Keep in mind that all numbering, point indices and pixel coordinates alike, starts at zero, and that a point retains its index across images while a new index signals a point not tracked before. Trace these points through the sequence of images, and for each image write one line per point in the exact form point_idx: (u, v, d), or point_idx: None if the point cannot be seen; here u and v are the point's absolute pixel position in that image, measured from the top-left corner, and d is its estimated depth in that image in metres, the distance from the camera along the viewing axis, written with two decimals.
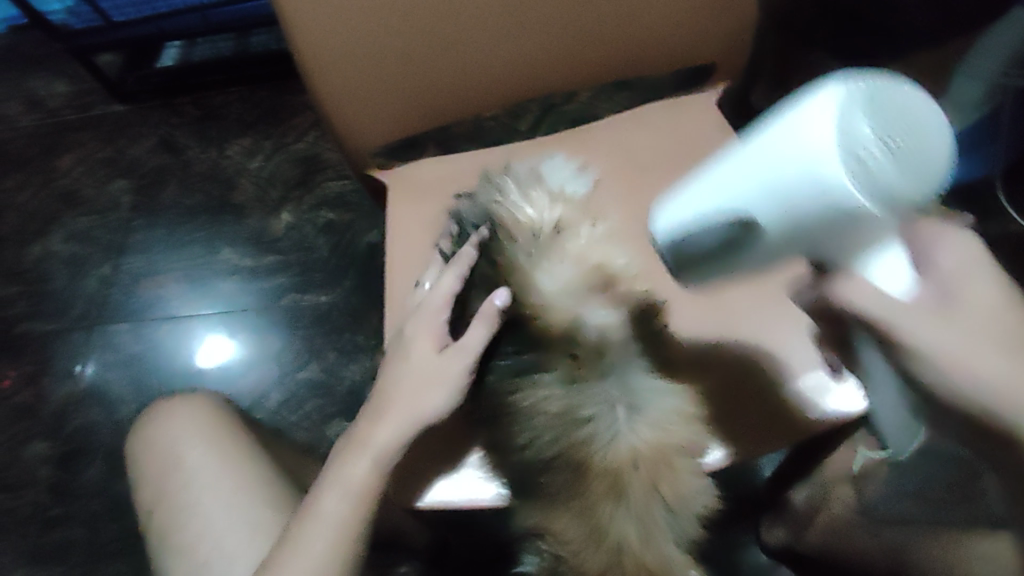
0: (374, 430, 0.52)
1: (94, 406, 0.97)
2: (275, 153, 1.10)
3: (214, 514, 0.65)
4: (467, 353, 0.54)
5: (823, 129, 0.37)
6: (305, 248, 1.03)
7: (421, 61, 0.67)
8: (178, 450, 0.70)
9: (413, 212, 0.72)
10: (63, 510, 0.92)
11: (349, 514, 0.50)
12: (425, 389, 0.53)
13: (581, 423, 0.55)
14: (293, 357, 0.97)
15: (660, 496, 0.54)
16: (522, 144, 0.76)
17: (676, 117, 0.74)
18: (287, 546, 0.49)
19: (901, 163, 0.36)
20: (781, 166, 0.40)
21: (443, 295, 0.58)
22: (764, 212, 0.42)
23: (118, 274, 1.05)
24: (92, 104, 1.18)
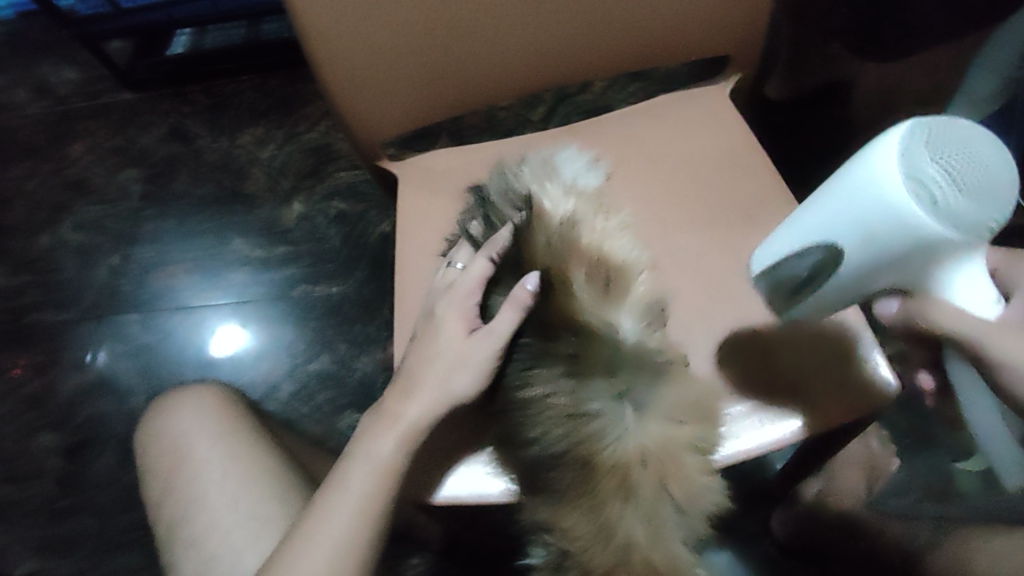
0: (403, 407, 0.53)
1: (104, 396, 0.97)
2: (287, 143, 1.08)
3: (224, 509, 0.63)
4: (494, 339, 0.52)
5: (887, 166, 0.37)
6: (316, 238, 1.02)
7: (429, 52, 0.65)
8: (187, 443, 0.67)
9: (423, 206, 0.72)
10: (72, 501, 0.92)
11: (373, 491, 0.51)
12: (451, 371, 0.53)
13: (589, 418, 0.51)
14: (303, 348, 0.96)
15: (670, 494, 0.51)
16: (534, 135, 0.75)
17: (693, 114, 0.73)
18: (307, 524, 0.50)
19: (971, 195, 0.35)
20: (857, 201, 0.39)
21: (475, 277, 0.56)
22: (848, 247, 0.42)
23: (128, 264, 1.04)
24: (102, 92, 1.17)
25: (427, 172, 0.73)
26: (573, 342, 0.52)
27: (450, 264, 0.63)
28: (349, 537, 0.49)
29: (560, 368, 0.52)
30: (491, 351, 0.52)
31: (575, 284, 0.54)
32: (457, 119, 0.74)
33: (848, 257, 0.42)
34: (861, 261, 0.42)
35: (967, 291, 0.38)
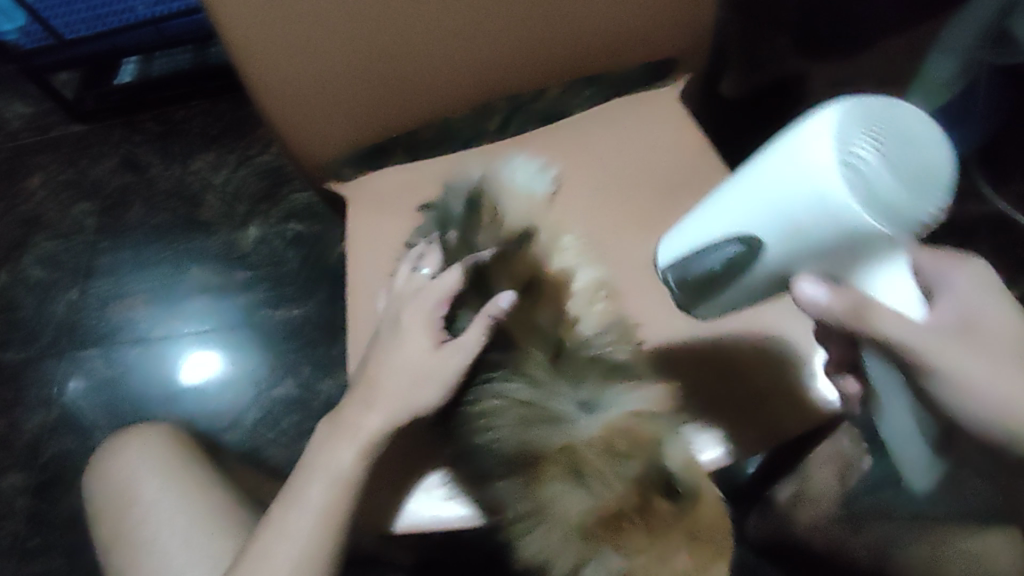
0: (364, 416, 0.49)
1: (67, 434, 0.95)
2: (241, 167, 1.07)
3: (173, 549, 0.61)
4: (464, 352, 0.50)
5: (819, 151, 0.34)
6: (275, 261, 1.00)
7: (373, 69, 0.62)
8: (133, 488, 0.65)
9: (375, 229, 0.70)
10: (40, 542, 0.90)
11: (333, 505, 0.46)
12: (415, 384, 0.49)
13: (543, 423, 0.51)
14: (268, 373, 0.94)
15: (620, 470, 0.49)
16: (487, 147, 0.73)
17: (643, 116, 0.71)
18: (269, 534, 0.46)
19: (923, 189, 0.33)
20: (782, 190, 0.37)
21: (444, 290, 0.52)
22: (775, 235, 0.39)
23: (85, 298, 1.03)
24: (51, 125, 1.15)
25: (375, 194, 0.71)
26: (538, 356, 0.53)
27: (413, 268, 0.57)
28: (307, 550, 0.45)
29: (518, 377, 0.53)
30: (461, 366, 0.50)
31: (534, 290, 0.55)
32: (412, 133, 0.71)
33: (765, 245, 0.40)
34: (783, 251, 0.40)
35: (898, 294, 0.39)
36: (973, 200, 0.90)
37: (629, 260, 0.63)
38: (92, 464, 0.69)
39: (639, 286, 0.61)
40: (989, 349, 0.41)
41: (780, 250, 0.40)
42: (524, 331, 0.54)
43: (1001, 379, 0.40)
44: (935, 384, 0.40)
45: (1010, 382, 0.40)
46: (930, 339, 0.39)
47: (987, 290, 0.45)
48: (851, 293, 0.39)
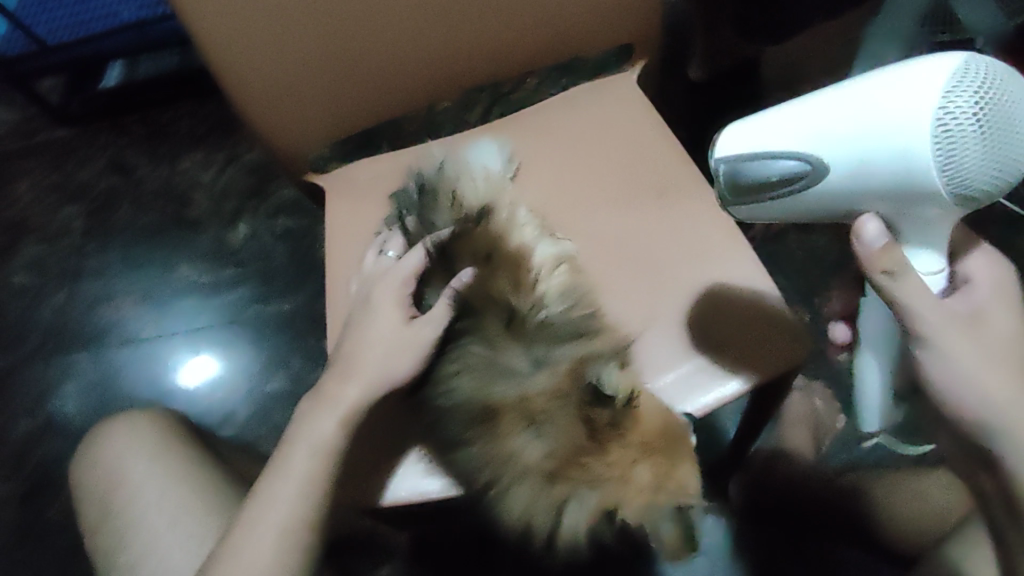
0: (343, 388, 0.50)
1: (56, 438, 0.95)
2: (228, 165, 1.08)
3: (166, 526, 0.61)
4: (435, 324, 0.53)
5: (930, 94, 0.37)
6: (264, 256, 1.01)
7: (333, 58, 0.61)
8: (123, 469, 0.65)
9: (351, 220, 0.69)
10: (30, 549, 0.90)
11: (317, 471, 0.47)
12: (390, 354, 0.51)
13: (497, 378, 0.55)
14: (259, 369, 0.95)
15: (573, 406, 0.52)
16: (457, 137, 0.71)
17: (613, 100, 0.69)
18: (256, 499, 0.47)
19: (1009, 160, 0.37)
20: (875, 122, 0.39)
21: (411, 269, 0.56)
22: (843, 162, 0.40)
23: (73, 301, 1.03)
24: (35, 130, 1.16)
25: (353, 182, 0.70)
26: (495, 322, 0.56)
27: (380, 252, 0.61)
28: (291, 514, 0.46)
29: (471, 334, 0.56)
30: (431, 338, 0.53)
31: (497, 259, 0.58)
32: (390, 122, 0.71)
33: (830, 168, 0.41)
34: (845, 183, 0.41)
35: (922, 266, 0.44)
36: None
37: (605, 241, 0.62)
38: (78, 452, 0.69)
39: (605, 258, 0.61)
40: (992, 346, 0.42)
41: (845, 177, 0.41)
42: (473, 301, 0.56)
43: (999, 378, 0.41)
44: (929, 358, 0.42)
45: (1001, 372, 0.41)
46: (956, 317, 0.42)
47: (1005, 295, 0.44)
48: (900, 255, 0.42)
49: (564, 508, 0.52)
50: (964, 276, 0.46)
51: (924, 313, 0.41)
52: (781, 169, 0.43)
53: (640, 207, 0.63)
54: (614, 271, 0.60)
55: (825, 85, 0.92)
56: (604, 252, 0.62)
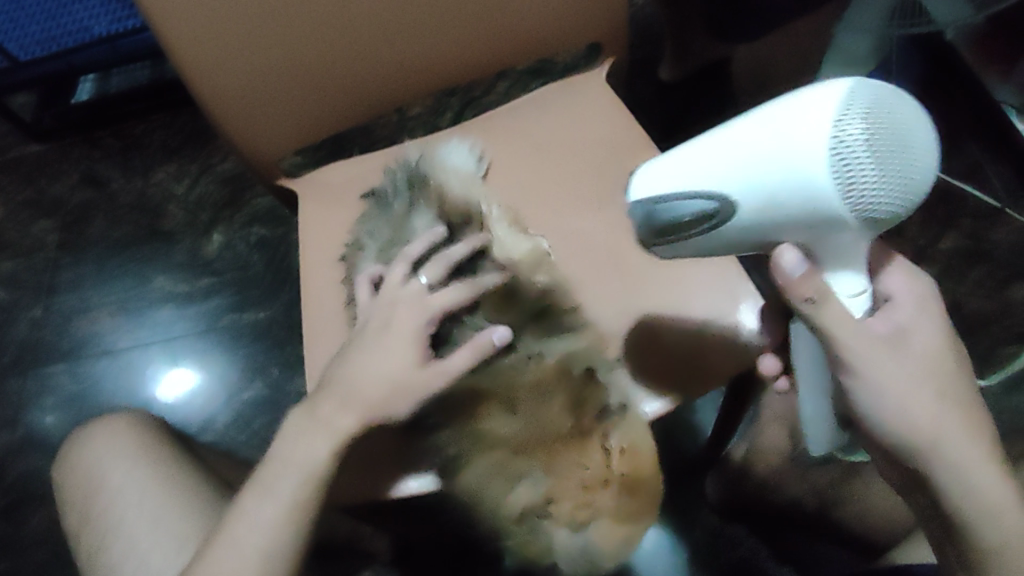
0: (342, 416, 0.48)
1: (35, 451, 0.94)
2: (201, 176, 1.08)
3: (143, 529, 0.60)
4: (442, 373, 0.49)
5: (819, 125, 0.37)
6: (240, 266, 1.01)
7: (301, 63, 0.61)
8: (98, 473, 0.64)
9: (321, 227, 0.67)
10: (11, 563, 0.89)
11: (299, 492, 0.46)
12: (393, 394, 0.48)
13: (484, 364, 0.53)
14: (237, 377, 0.95)
15: (558, 397, 0.51)
16: (426, 138, 0.69)
17: (584, 106, 0.68)
18: (239, 512, 0.46)
19: (905, 182, 0.37)
20: (773, 157, 0.39)
21: (438, 307, 0.51)
22: (750, 198, 0.41)
23: (49, 315, 1.03)
24: (9, 146, 1.15)
25: (325, 187, 0.69)
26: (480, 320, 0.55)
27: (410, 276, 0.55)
28: (276, 535, 0.45)
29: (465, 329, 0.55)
30: (440, 384, 0.48)
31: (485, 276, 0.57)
32: (360, 126, 0.70)
33: (738, 205, 0.42)
34: (758, 216, 0.42)
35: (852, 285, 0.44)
36: None
37: (576, 237, 0.61)
38: (57, 461, 0.69)
39: (579, 256, 0.60)
40: (915, 373, 0.43)
41: (757, 213, 0.42)
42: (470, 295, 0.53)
43: (921, 405, 0.43)
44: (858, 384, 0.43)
45: (922, 392, 0.43)
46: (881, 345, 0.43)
47: (924, 313, 0.45)
48: (816, 282, 0.42)
49: (519, 490, 0.51)
50: (885, 293, 0.47)
51: (852, 346, 0.42)
52: (694, 208, 0.44)
53: (609, 207, 0.62)
54: (592, 271, 0.59)
55: (787, 81, 0.94)
56: (576, 248, 0.61)
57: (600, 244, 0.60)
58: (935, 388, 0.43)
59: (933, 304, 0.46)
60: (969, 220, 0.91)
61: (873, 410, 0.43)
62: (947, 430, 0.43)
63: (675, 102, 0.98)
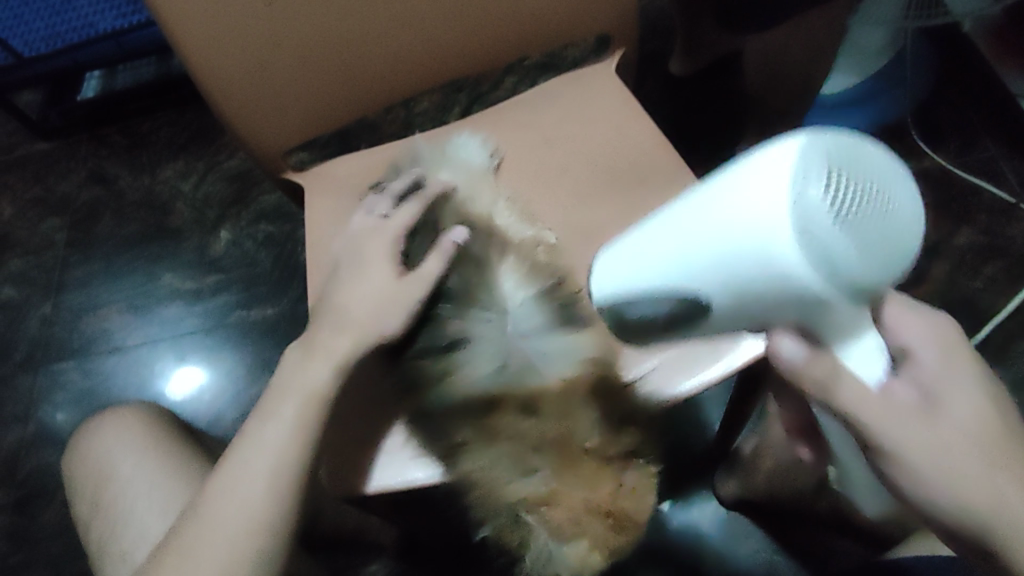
0: (335, 341, 0.49)
1: (47, 447, 0.95)
2: (208, 174, 1.08)
3: (153, 520, 0.58)
4: (423, 283, 0.52)
5: (778, 183, 0.33)
6: (247, 263, 1.02)
7: (306, 52, 0.59)
8: (109, 463, 0.62)
9: (327, 213, 0.65)
10: (24, 557, 0.90)
11: (291, 445, 0.45)
12: (382, 309, 0.51)
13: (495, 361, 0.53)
14: (246, 372, 0.95)
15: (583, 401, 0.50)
16: (432, 133, 0.68)
17: (587, 92, 0.66)
18: (230, 465, 0.45)
19: (881, 247, 0.33)
20: (729, 230, 0.36)
21: (400, 225, 0.55)
22: (714, 276, 0.38)
23: (58, 312, 1.03)
24: (16, 144, 1.16)
25: (332, 180, 0.67)
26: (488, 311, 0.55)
27: (366, 210, 0.58)
28: (279, 458, 0.44)
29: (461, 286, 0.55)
30: (420, 294, 0.52)
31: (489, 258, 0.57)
32: (364, 121, 0.68)
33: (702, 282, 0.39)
34: (726, 293, 0.38)
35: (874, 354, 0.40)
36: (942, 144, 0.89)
37: (590, 230, 0.59)
38: (69, 452, 0.66)
39: (591, 250, 0.58)
40: (957, 442, 0.38)
41: (723, 289, 0.38)
42: (472, 279, 0.56)
43: (974, 478, 0.38)
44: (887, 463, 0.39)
45: (960, 463, 0.38)
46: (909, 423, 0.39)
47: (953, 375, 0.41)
48: (825, 361, 0.39)
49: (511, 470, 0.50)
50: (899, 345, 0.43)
51: (872, 423, 0.38)
52: (660, 285, 0.42)
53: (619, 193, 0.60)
54: None
55: None
56: (588, 241, 0.59)
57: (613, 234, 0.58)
58: (977, 455, 0.38)
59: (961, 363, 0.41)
60: (984, 215, 0.85)
61: (920, 489, 0.39)
62: (1014, 502, 0.37)
63: (682, 98, 0.97)
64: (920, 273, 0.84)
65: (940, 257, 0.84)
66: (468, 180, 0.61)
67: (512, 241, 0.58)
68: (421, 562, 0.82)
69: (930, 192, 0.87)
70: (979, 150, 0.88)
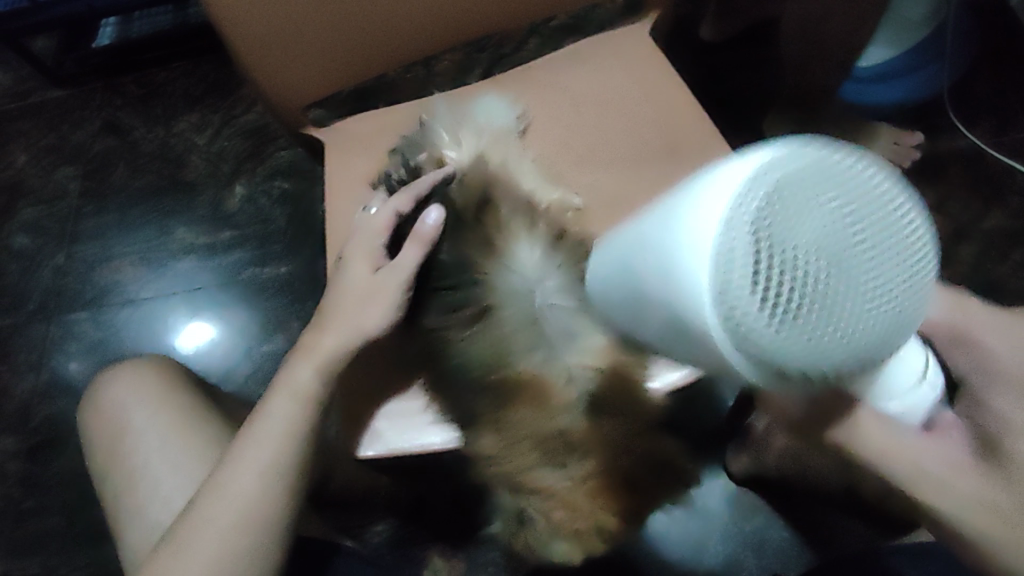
0: (320, 339, 0.50)
1: (59, 397, 0.96)
2: (224, 128, 1.07)
3: (167, 476, 0.58)
4: (401, 271, 0.52)
5: (712, 203, 0.25)
6: (261, 220, 1.01)
7: (334, 6, 0.57)
8: (123, 415, 0.61)
9: (346, 173, 0.64)
10: (36, 502, 0.91)
11: (283, 444, 0.47)
12: (362, 305, 0.51)
13: (509, 349, 0.53)
14: (257, 330, 0.95)
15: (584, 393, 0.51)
16: (454, 91, 0.67)
17: (618, 52, 0.64)
18: (232, 456, 0.48)
19: (830, 324, 0.23)
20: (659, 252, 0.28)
21: (383, 219, 0.54)
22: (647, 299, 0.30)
23: (71, 263, 1.03)
24: (30, 91, 1.14)
25: (350, 136, 0.66)
26: (504, 286, 0.54)
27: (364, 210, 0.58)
28: (275, 459, 0.47)
29: (468, 269, 0.55)
30: (401, 282, 0.52)
31: (507, 218, 0.55)
32: (384, 79, 0.67)
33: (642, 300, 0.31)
34: (657, 327, 0.30)
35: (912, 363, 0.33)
36: (978, 123, 0.86)
37: (612, 198, 0.58)
38: (83, 402, 0.65)
39: (609, 218, 0.56)
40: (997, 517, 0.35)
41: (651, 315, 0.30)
42: (490, 259, 0.55)
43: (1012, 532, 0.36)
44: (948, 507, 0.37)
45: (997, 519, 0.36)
46: (941, 459, 0.36)
47: (989, 381, 0.38)
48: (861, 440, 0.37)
49: (529, 441, 0.52)
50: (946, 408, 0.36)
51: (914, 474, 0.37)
52: (622, 292, 0.34)
53: (648, 167, 0.58)
54: None
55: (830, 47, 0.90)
56: (611, 208, 0.57)
57: (637, 200, 0.57)
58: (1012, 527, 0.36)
59: (1004, 360, 0.38)
60: (1017, 198, 0.83)
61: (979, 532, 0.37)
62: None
63: (713, 64, 0.94)
64: (947, 255, 0.82)
65: (968, 240, 0.83)
66: (489, 139, 0.60)
67: (531, 204, 0.56)
68: (427, 525, 0.81)
69: (963, 173, 0.85)
70: (1019, 130, 0.86)
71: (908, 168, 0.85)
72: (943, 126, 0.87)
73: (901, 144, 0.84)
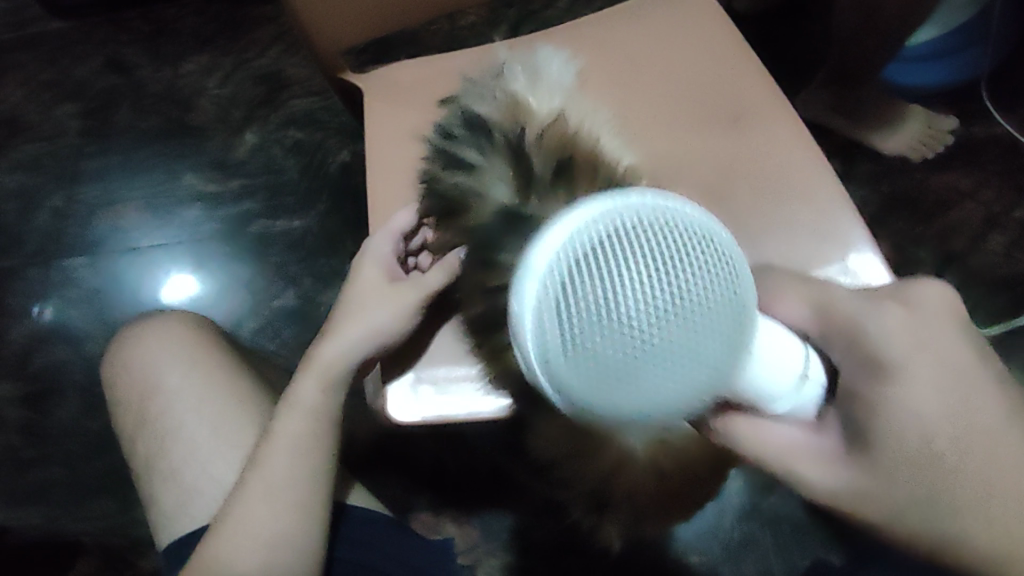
0: (326, 350, 0.50)
1: (60, 344, 0.93)
2: (235, 72, 1.03)
3: (193, 439, 0.56)
4: (413, 286, 0.50)
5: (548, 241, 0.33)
6: (273, 170, 0.98)
7: None
8: (146, 374, 0.60)
9: (390, 122, 0.61)
10: (38, 451, 0.89)
11: (296, 463, 0.50)
12: (370, 315, 0.50)
13: None
14: (266, 285, 0.93)
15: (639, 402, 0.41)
16: (509, 41, 0.63)
17: (685, 17, 0.61)
18: (252, 468, 0.50)
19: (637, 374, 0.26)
20: None
21: (394, 226, 0.52)
22: None
23: (72, 206, 0.99)
24: (28, 20, 1.09)
25: (391, 84, 0.63)
26: None
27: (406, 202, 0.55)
28: (294, 475, 0.49)
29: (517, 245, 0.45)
30: (413, 298, 0.50)
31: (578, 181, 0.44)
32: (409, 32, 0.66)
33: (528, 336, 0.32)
34: None
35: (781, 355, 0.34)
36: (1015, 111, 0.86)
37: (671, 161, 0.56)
38: (104, 357, 0.63)
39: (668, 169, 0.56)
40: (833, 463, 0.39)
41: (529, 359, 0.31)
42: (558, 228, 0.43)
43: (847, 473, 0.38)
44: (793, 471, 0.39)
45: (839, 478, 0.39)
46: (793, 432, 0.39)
47: (881, 371, 0.37)
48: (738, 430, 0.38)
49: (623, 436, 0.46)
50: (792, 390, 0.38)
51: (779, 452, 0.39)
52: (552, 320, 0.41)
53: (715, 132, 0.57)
54: None
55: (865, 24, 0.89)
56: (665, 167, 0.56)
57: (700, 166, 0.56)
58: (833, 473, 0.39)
59: (889, 349, 0.37)
60: None
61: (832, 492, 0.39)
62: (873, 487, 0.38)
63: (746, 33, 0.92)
64: (975, 243, 0.83)
65: (999, 229, 0.83)
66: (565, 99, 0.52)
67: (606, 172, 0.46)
68: (444, 489, 0.80)
69: (997, 161, 0.85)
70: None
71: (941, 151, 0.85)
72: (977, 113, 0.87)
73: (936, 128, 0.85)
